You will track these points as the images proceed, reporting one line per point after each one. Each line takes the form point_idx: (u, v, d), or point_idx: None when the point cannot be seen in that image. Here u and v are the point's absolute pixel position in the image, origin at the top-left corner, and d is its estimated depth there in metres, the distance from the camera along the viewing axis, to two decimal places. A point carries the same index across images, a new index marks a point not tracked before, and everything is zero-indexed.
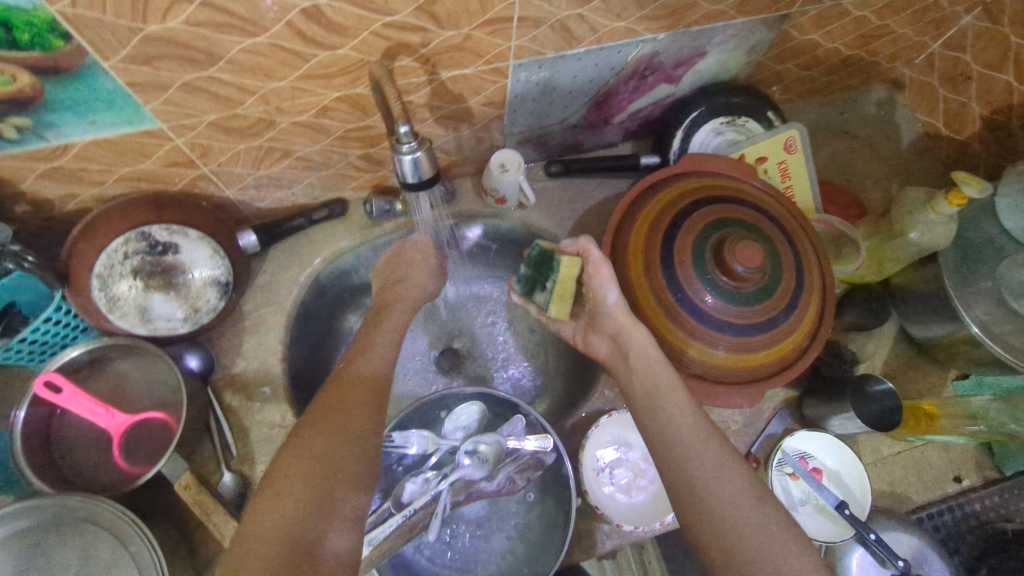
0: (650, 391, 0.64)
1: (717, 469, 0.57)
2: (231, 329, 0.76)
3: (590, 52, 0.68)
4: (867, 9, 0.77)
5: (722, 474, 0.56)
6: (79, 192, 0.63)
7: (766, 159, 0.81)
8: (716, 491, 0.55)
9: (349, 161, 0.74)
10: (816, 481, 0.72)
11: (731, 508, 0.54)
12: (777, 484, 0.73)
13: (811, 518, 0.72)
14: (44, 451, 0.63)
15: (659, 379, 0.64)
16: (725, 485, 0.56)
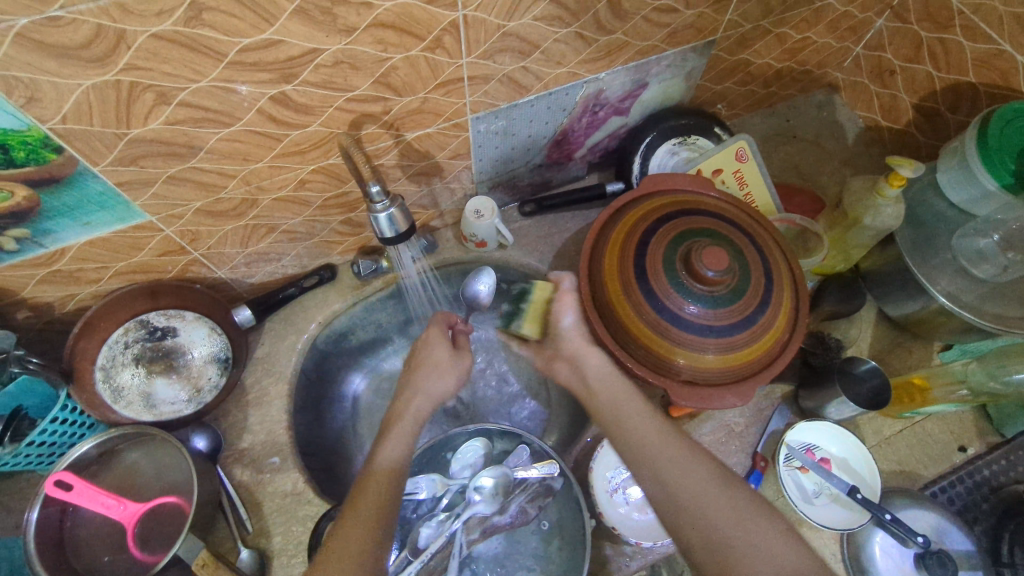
0: (614, 400, 0.69)
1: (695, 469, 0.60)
2: (236, 404, 0.78)
3: (540, 98, 0.74)
4: (784, 26, 0.85)
5: (693, 470, 0.60)
6: (77, 292, 0.66)
7: (721, 170, 0.86)
8: (692, 487, 0.59)
9: (332, 227, 0.78)
10: (826, 470, 0.73)
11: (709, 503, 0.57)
12: (789, 480, 0.74)
13: (827, 509, 0.72)
14: (59, 552, 0.63)
15: (620, 390, 0.70)
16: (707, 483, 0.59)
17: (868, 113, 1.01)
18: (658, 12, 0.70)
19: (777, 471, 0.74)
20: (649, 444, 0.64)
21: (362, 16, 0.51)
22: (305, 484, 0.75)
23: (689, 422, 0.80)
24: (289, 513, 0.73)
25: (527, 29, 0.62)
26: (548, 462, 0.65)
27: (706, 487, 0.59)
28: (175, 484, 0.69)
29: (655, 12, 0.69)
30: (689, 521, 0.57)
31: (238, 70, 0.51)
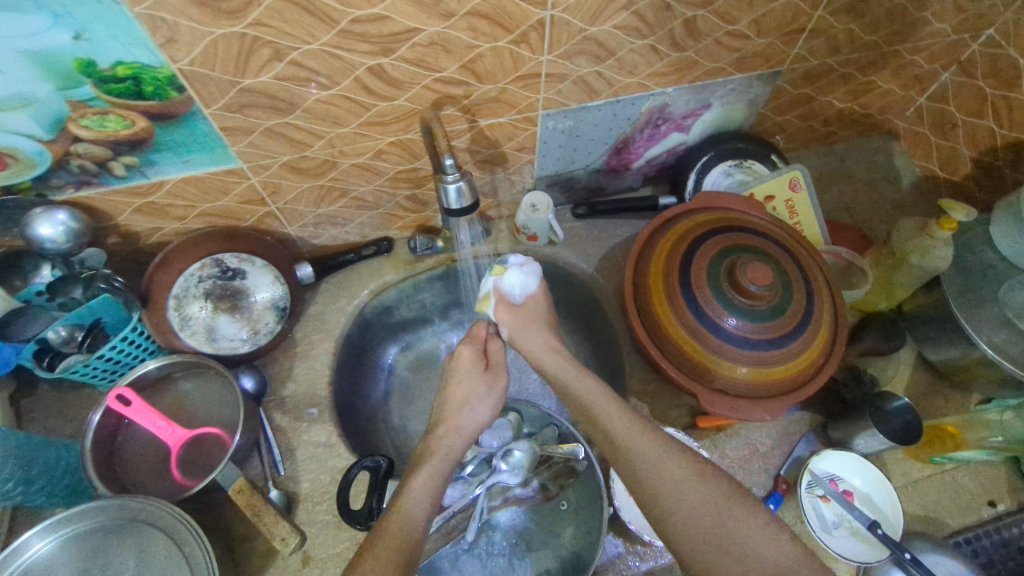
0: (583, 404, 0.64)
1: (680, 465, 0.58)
2: (284, 354, 0.83)
3: (608, 104, 0.78)
4: (851, 66, 0.87)
5: (671, 462, 0.58)
6: (163, 226, 0.72)
7: (773, 197, 0.89)
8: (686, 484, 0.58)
9: (397, 201, 0.84)
10: (848, 502, 0.73)
11: (692, 501, 0.55)
12: (810, 506, 0.73)
13: (846, 542, 0.72)
14: (109, 462, 0.68)
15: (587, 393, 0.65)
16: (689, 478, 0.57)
17: (925, 162, 1.02)
18: (731, 36, 0.73)
19: (799, 496, 0.73)
20: (624, 437, 0.60)
21: (462, 3, 0.56)
22: (337, 438, 0.78)
23: (714, 436, 0.81)
24: (319, 462, 0.76)
25: (606, 36, 0.66)
26: (574, 445, 0.69)
27: (686, 484, 0.56)
28: (221, 418, 0.73)
29: (727, 36, 0.73)
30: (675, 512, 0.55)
31: (346, 39, 0.56)
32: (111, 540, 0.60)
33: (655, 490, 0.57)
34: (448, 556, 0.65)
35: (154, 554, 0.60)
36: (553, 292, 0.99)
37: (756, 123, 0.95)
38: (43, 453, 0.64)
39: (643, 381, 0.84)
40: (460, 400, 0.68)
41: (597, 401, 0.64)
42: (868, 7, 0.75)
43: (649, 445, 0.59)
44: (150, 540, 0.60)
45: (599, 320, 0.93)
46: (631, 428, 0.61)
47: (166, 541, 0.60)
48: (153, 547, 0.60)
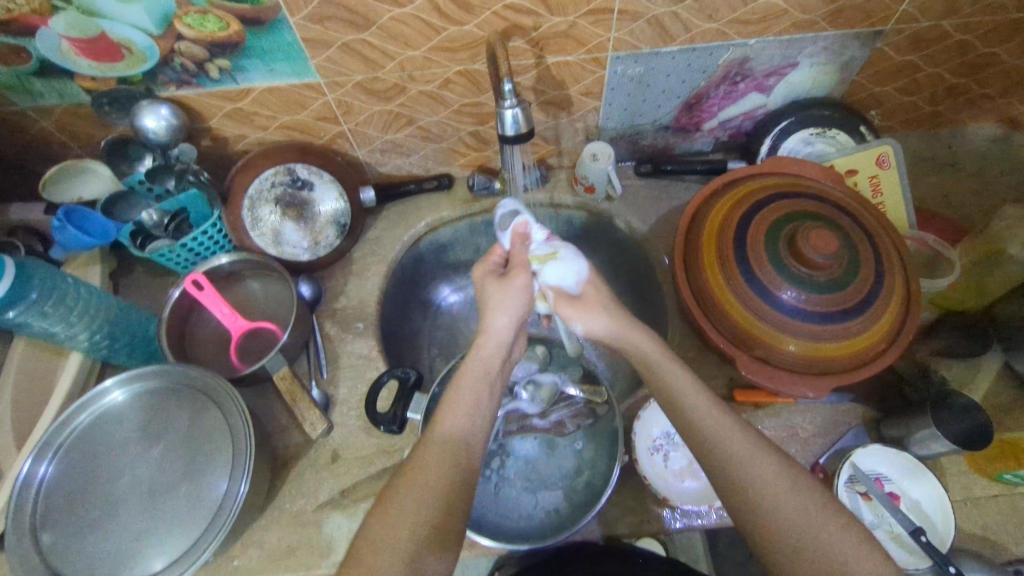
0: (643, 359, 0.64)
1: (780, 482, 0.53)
2: (342, 271, 0.89)
3: (682, 51, 0.75)
4: (970, 33, 0.77)
5: (713, 421, 0.57)
6: (248, 134, 0.80)
7: (855, 172, 0.82)
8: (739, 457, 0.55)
9: (461, 136, 0.86)
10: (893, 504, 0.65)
11: (794, 528, 0.50)
12: (847, 502, 0.66)
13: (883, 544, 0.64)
14: (179, 335, 0.77)
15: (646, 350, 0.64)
16: (795, 506, 0.51)
17: None
18: None
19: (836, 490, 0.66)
20: (726, 449, 0.55)
21: None
22: (377, 353, 0.82)
23: (751, 412, 0.74)
24: (357, 372, 0.80)
25: None
26: (597, 388, 0.71)
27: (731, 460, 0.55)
28: (278, 316, 0.80)
29: None
30: (766, 536, 0.51)
31: None
32: (171, 401, 0.68)
33: (745, 497, 0.53)
34: None
35: (205, 420, 0.67)
36: (610, 251, 0.99)
37: (848, 93, 0.87)
38: (125, 316, 0.72)
39: (683, 344, 0.80)
40: (479, 412, 0.60)
41: (689, 399, 0.59)
42: None
43: (761, 469, 0.54)
44: (203, 406, 0.67)
45: (649, 281, 0.92)
46: (736, 444, 0.55)
47: (215, 409, 0.67)
48: (204, 412, 0.67)
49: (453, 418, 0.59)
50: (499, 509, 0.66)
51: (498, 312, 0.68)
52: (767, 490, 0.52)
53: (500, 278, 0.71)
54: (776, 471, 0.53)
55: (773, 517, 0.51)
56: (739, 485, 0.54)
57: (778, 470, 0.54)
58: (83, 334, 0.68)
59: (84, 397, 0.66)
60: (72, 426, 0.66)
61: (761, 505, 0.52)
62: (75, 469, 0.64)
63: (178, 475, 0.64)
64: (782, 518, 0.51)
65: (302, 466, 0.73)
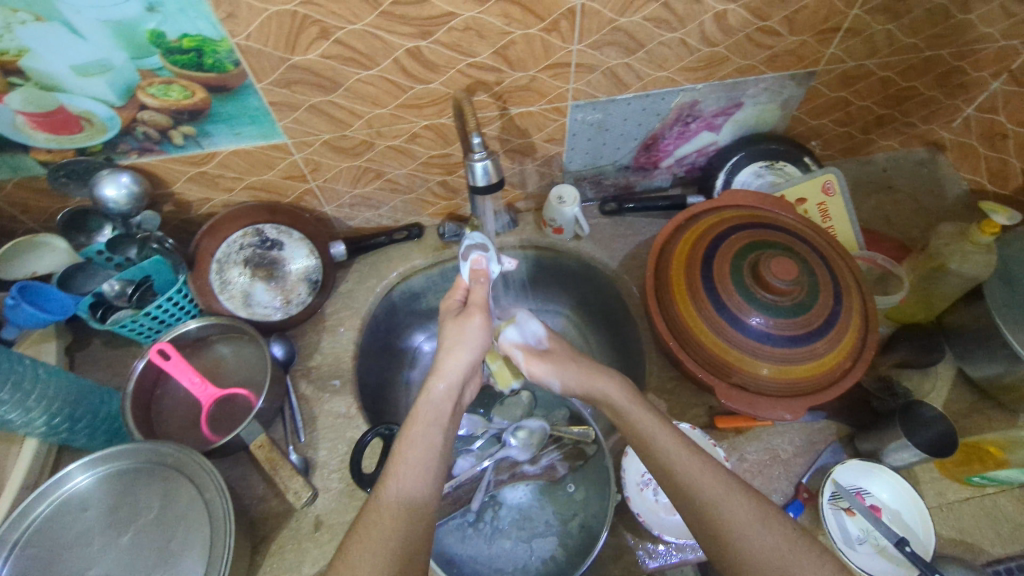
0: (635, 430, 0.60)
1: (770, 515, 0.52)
2: (314, 328, 0.87)
3: (637, 97, 0.79)
4: (891, 70, 0.85)
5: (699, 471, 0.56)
6: (213, 197, 0.78)
7: (804, 200, 0.88)
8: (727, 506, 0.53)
9: (429, 186, 0.88)
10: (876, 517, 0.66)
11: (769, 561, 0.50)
12: (832, 519, 0.67)
13: (871, 559, 0.65)
14: (145, 409, 0.73)
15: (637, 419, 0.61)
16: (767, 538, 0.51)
17: (973, 175, 0.97)
18: (762, 33, 0.74)
19: (822, 509, 0.67)
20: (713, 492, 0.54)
21: None
22: (356, 410, 0.79)
23: (734, 437, 0.75)
24: (336, 431, 0.77)
25: (635, 27, 0.68)
26: (586, 428, 0.70)
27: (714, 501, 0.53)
28: (251, 380, 0.77)
29: (759, 32, 0.73)
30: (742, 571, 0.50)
31: (387, 20, 0.60)
32: (141, 481, 0.64)
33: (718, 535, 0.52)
34: (454, 532, 0.66)
35: (180, 498, 0.63)
36: (582, 288, 1.01)
37: (790, 128, 0.94)
38: (86, 393, 0.69)
39: (662, 376, 0.81)
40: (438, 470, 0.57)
41: (675, 435, 0.59)
42: (907, 7, 0.75)
43: (734, 505, 0.53)
44: (175, 483, 0.64)
45: (622, 315, 0.94)
46: (706, 480, 0.55)
47: (191, 485, 0.63)
48: (178, 490, 0.63)
49: (404, 470, 0.56)
50: (494, 563, 0.64)
51: (455, 349, 0.64)
52: (741, 527, 0.52)
53: (458, 316, 0.67)
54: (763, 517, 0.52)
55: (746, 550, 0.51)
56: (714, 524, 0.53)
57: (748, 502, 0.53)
58: (40, 419, 0.64)
59: (43, 486, 0.62)
60: (30, 518, 0.61)
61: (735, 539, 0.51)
62: (31, 567, 0.59)
63: (150, 562, 0.59)
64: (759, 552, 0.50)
65: (282, 538, 0.69)
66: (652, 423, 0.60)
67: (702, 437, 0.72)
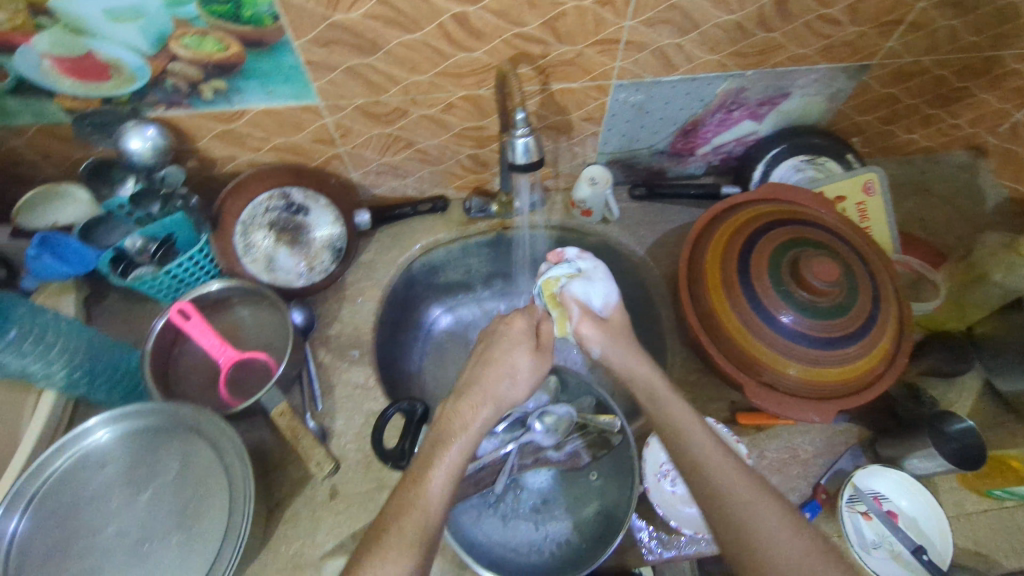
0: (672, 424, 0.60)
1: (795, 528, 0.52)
2: (334, 296, 0.85)
3: (683, 80, 0.76)
4: (947, 68, 0.82)
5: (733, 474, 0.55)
6: (239, 155, 0.76)
7: (844, 198, 0.85)
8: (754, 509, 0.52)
9: (459, 158, 0.85)
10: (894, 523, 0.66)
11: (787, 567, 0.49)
12: (850, 522, 0.67)
13: (885, 564, 0.65)
14: (165, 369, 0.72)
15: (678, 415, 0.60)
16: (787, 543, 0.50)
17: (1014, 183, 0.94)
18: (823, 21, 0.70)
19: (839, 510, 0.67)
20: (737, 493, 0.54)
21: None
22: (375, 381, 0.79)
23: (754, 434, 0.75)
24: (354, 402, 0.77)
25: (692, 6, 0.65)
26: (611, 417, 0.70)
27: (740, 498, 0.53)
28: (271, 345, 0.75)
29: (819, 20, 0.70)
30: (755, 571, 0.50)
31: None
32: (159, 441, 0.63)
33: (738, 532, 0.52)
34: (471, 511, 0.66)
35: (198, 461, 0.63)
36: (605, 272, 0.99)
37: (834, 122, 0.91)
38: (105, 349, 0.68)
39: (685, 368, 0.80)
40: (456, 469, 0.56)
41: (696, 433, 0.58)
42: (977, 2, 0.71)
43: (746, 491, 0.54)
44: (195, 444, 0.63)
45: (645, 303, 0.92)
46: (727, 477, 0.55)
47: (209, 448, 0.63)
48: (196, 452, 0.63)
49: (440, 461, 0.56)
50: (509, 544, 0.65)
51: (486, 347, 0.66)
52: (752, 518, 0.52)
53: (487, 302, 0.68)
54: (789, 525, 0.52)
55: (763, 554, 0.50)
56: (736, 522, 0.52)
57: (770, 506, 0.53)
58: (61, 373, 0.63)
59: (65, 439, 0.61)
60: (49, 472, 0.61)
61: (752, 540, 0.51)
62: (50, 520, 0.59)
63: (171, 521, 0.60)
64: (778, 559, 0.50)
65: (298, 505, 0.69)
66: (675, 403, 0.61)
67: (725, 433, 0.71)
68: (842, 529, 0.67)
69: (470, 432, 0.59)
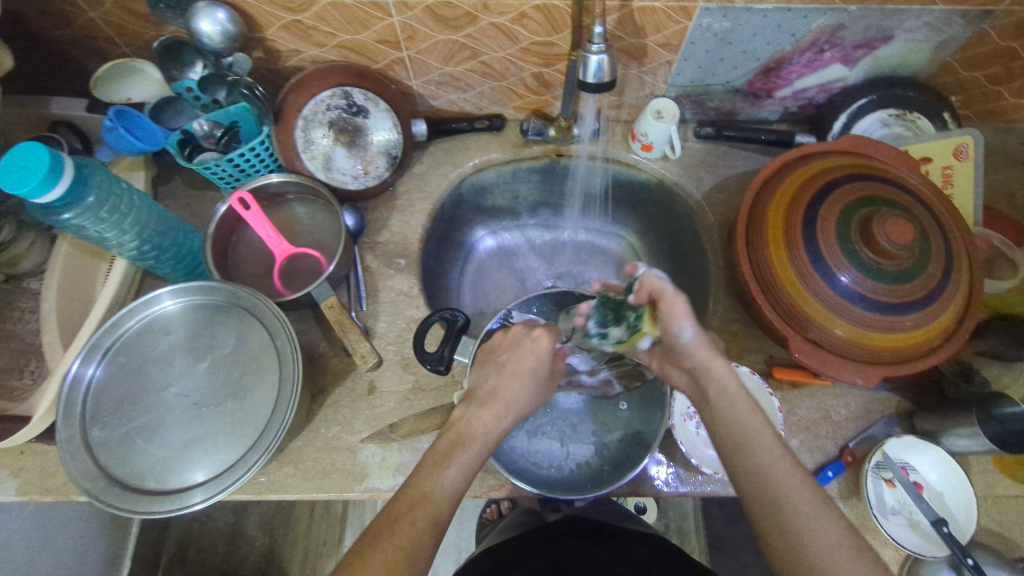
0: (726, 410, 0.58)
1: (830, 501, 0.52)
2: (385, 205, 0.86)
3: (777, 10, 0.70)
4: None
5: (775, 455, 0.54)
6: (303, 49, 0.76)
7: (928, 161, 0.79)
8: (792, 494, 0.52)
9: (523, 76, 0.82)
10: (917, 493, 0.67)
11: (823, 544, 0.49)
12: (872, 486, 0.68)
13: (901, 530, 0.67)
14: (225, 253, 0.76)
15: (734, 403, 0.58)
16: (815, 516, 0.50)
17: None
18: None
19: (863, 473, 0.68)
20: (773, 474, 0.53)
21: None
22: (418, 291, 0.81)
23: (787, 390, 0.75)
24: (396, 308, 0.80)
25: None
26: None
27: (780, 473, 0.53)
28: (323, 244, 0.78)
29: None
30: (781, 539, 0.51)
31: None
32: (218, 317, 0.68)
33: (773, 509, 0.52)
34: None
35: (252, 339, 0.67)
36: (655, 213, 0.97)
37: (934, 75, 0.83)
38: (171, 227, 0.71)
39: (726, 317, 0.80)
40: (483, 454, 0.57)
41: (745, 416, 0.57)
42: None
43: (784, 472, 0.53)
44: (250, 325, 0.67)
45: (694, 248, 0.90)
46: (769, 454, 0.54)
47: (263, 329, 0.67)
48: (251, 331, 0.67)
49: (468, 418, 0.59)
50: (532, 456, 0.69)
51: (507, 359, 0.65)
52: (786, 496, 0.52)
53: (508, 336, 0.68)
54: (823, 507, 0.51)
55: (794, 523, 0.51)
56: (767, 492, 0.52)
57: (801, 480, 0.52)
58: (132, 243, 0.67)
59: (136, 303, 0.66)
60: (120, 331, 0.66)
61: (784, 509, 0.51)
62: (122, 373, 0.65)
63: (225, 390, 0.65)
64: (813, 529, 0.50)
65: (339, 394, 0.74)
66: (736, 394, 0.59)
67: (758, 385, 0.71)
68: (863, 492, 0.68)
69: (489, 440, 0.58)
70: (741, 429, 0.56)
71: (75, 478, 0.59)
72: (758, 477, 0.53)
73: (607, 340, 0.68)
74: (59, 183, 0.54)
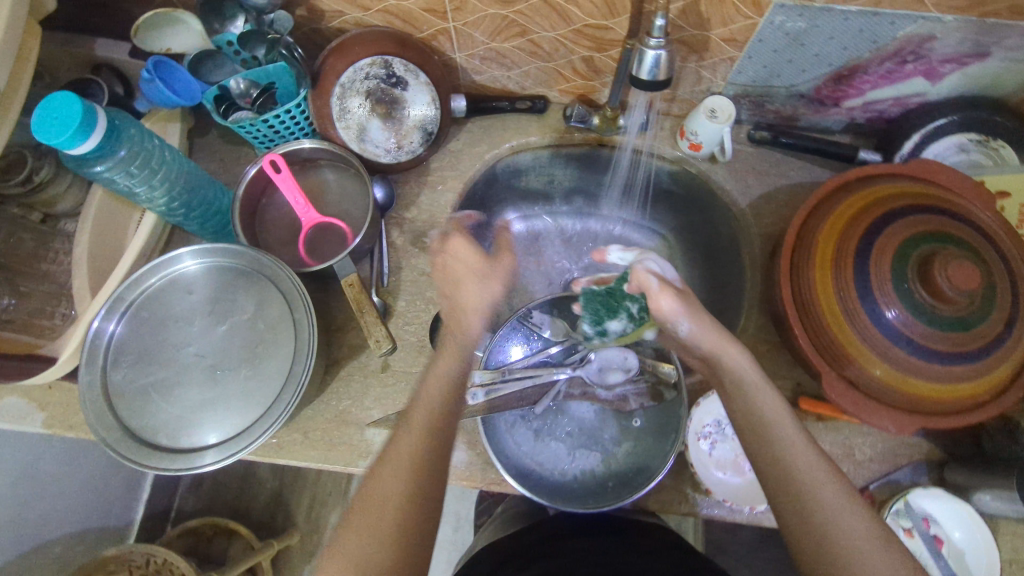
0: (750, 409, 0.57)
1: (853, 517, 0.50)
2: (416, 179, 0.84)
3: (860, 14, 0.63)
4: None
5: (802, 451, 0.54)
6: (347, 11, 0.73)
7: (1007, 194, 0.71)
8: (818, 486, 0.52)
9: (572, 59, 0.78)
10: None
11: (845, 534, 0.49)
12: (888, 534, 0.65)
13: None
14: (254, 218, 0.76)
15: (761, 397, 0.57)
16: (843, 521, 0.50)
17: None
18: None
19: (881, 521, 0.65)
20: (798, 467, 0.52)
21: None
22: None
23: (812, 422, 0.71)
24: (416, 288, 0.78)
25: None
26: (668, 366, 0.70)
27: (807, 473, 0.52)
28: (350, 216, 0.76)
29: None
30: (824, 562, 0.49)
31: None
32: (239, 282, 0.68)
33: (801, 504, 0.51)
34: (507, 420, 0.69)
35: (271, 309, 0.67)
36: (692, 215, 0.92)
37: None
38: (202, 186, 0.71)
39: (756, 336, 0.76)
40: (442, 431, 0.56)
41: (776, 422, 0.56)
42: None
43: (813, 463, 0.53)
44: (269, 293, 0.67)
45: (732, 259, 0.86)
46: (795, 442, 0.54)
47: (281, 300, 0.67)
48: (270, 300, 0.67)
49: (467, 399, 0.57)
50: (537, 458, 0.68)
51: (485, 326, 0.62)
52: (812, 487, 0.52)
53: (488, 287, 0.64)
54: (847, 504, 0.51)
55: (842, 563, 0.49)
56: (791, 486, 0.52)
57: (826, 473, 0.52)
58: (161, 201, 0.67)
59: (159, 261, 0.67)
60: (143, 287, 0.67)
61: (808, 502, 0.51)
62: (143, 328, 0.66)
63: (241, 355, 0.66)
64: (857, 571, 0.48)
65: (352, 368, 0.74)
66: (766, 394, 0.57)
67: None
68: None
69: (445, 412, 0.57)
70: (776, 453, 0.54)
71: (93, 425, 0.61)
72: (784, 472, 0.53)
73: (607, 335, 0.70)
74: (92, 135, 0.54)
